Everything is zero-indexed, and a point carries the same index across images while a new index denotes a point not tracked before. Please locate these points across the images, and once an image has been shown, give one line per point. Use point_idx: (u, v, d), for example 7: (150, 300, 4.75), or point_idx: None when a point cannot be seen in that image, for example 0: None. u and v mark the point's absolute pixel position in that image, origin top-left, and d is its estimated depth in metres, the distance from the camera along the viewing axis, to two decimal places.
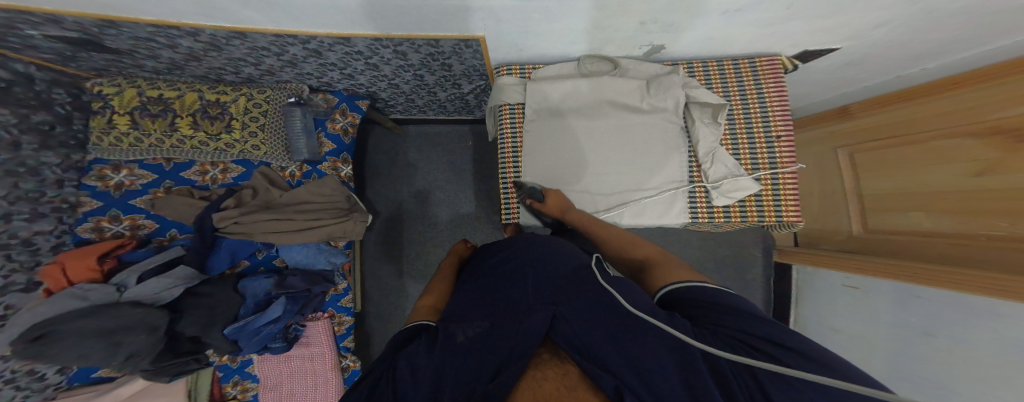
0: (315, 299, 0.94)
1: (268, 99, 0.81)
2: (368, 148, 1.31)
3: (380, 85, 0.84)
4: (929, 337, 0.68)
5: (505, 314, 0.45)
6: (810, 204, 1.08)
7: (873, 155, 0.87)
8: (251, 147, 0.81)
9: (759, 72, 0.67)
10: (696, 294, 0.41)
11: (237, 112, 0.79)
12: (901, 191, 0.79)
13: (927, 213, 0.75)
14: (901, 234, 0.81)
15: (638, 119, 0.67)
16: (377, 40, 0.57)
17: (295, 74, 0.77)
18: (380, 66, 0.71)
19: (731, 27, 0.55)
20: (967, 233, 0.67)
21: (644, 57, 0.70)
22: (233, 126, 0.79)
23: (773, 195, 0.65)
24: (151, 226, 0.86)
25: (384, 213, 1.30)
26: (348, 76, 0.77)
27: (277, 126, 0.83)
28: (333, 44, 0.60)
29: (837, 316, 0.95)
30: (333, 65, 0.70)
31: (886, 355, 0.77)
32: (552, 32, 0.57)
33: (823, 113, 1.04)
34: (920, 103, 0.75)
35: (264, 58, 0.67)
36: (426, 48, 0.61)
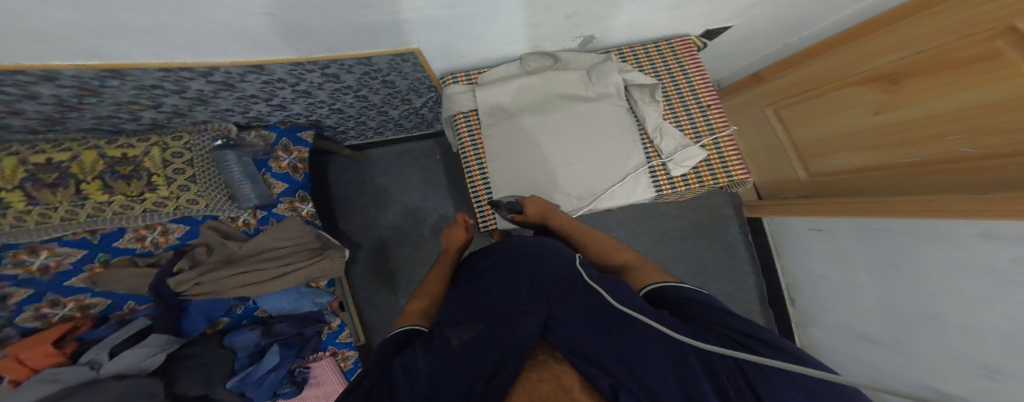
0: (311, 339, 0.88)
1: (189, 144, 0.72)
2: (332, 180, 1.26)
3: (319, 112, 0.79)
4: (898, 269, 0.74)
5: (497, 314, 0.44)
6: (758, 158, 1.11)
7: (800, 108, 0.90)
8: (188, 201, 0.71)
9: (676, 53, 0.71)
10: (681, 294, 0.44)
11: (156, 166, 0.69)
12: (835, 136, 0.83)
13: (858, 154, 0.79)
14: (841, 174, 0.85)
15: (589, 108, 0.68)
16: (292, 67, 0.55)
17: (214, 113, 0.70)
18: (312, 91, 0.66)
19: (648, 12, 0.58)
20: (901, 160, 0.70)
21: (580, 48, 0.71)
22: (156, 183, 0.69)
23: (720, 159, 0.68)
24: (103, 303, 0.72)
25: (362, 244, 1.25)
26: (277, 108, 0.72)
27: (210, 173, 0.74)
28: (247, 74, 0.54)
29: (816, 262, 0.99)
30: (257, 99, 0.65)
31: (875, 295, 0.81)
32: (486, 36, 0.57)
33: (743, 79, 1.08)
34: (832, 56, 0.79)
35: (162, 98, 0.58)
36: (358, 67, 0.59)
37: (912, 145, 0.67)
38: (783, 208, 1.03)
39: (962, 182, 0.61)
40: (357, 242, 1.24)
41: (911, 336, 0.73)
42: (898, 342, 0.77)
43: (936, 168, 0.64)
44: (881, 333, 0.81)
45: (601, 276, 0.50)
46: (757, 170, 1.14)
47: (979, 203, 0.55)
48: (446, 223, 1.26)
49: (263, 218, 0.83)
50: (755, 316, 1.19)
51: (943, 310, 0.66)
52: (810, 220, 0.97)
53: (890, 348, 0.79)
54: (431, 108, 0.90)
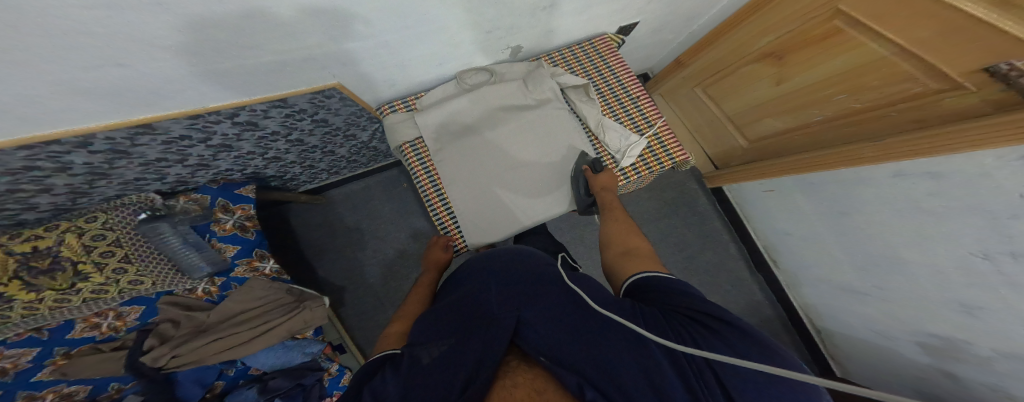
0: (314, 388, 0.81)
1: (108, 223, 0.66)
2: (299, 228, 1.21)
3: (251, 163, 0.77)
4: (846, 216, 0.78)
5: (468, 326, 0.43)
6: (703, 133, 1.15)
7: (721, 85, 0.95)
8: (129, 282, 0.66)
9: (600, 52, 0.74)
10: (654, 284, 0.45)
11: (81, 254, 0.63)
12: (757, 107, 0.87)
13: (780, 118, 0.83)
14: (771, 138, 0.89)
15: (530, 115, 0.69)
16: (190, 123, 0.52)
17: (122, 185, 0.65)
18: (232, 144, 0.64)
19: (558, 18, 0.60)
20: (812, 119, 0.75)
21: (512, 58, 0.73)
22: (86, 271, 0.63)
23: (661, 145, 0.70)
24: (85, 389, 0.64)
25: (341, 287, 1.19)
26: (200, 167, 0.68)
27: (145, 248, 0.68)
28: (135, 138, 0.50)
29: (779, 223, 1.03)
30: (168, 161, 0.61)
31: (840, 245, 0.83)
32: (407, 62, 0.58)
33: (668, 67, 1.13)
34: (730, 37, 0.83)
35: (51, 179, 0.52)
36: (275, 110, 0.58)
37: (815, 106, 0.72)
38: (732, 177, 1.08)
39: (871, 131, 0.65)
40: (336, 288, 1.19)
41: (883, 276, 0.76)
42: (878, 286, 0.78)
43: (843, 122, 0.68)
44: (859, 280, 0.83)
45: (579, 276, 0.52)
46: (705, 144, 1.18)
47: (888, 147, 0.59)
48: (423, 250, 1.23)
49: (224, 283, 0.76)
50: (746, 284, 1.20)
51: (896, 246, 0.70)
52: (762, 183, 1.00)
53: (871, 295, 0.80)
54: (379, 139, 0.89)
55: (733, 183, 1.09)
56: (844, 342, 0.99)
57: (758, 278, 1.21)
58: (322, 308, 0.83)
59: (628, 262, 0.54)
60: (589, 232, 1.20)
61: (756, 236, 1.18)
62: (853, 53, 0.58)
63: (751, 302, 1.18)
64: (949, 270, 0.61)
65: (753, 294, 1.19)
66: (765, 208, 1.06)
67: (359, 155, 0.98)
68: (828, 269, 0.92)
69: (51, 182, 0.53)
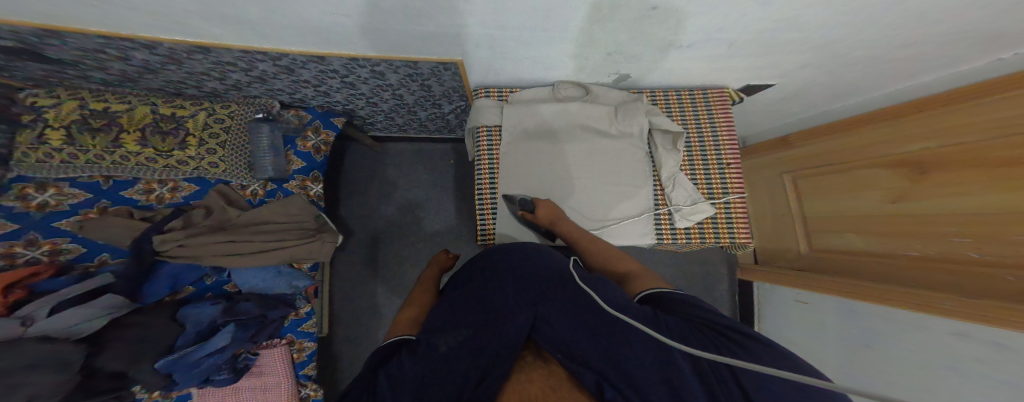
0: (270, 325, 0.83)
1: (230, 113, 0.75)
2: (347, 164, 1.28)
3: (358, 102, 0.81)
4: (866, 349, 0.76)
5: (484, 320, 0.45)
6: (765, 222, 1.14)
7: (818, 180, 0.93)
8: (207, 164, 0.73)
9: (709, 103, 0.74)
10: (665, 297, 0.46)
11: (196, 128, 0.72)
12: (842, 214, 0.86)
13: (861, 235, 0.82)
14: (845, 255, 0.86)
15: (609, 143, 0.71)
16: (351, 60, 0.56)
17: (264, 91, 0.71)
18: (357, 84, 0.68)
19: (685, 61, 0.61)
20: (903, 253, 0.72)
21: (613, 84, 0.74)
22: (189, 143, 0.71)
23: (726, 219, 0.70)
24: (78, 251, 0.69)
25: (361, 231, 1.26)
26: (321, 94, 0.73)
27: (239, 142, 0.76)
28: (307, 63, 0.57)
29: (789, 331, 1.01)
30: (308, 83, 0.67)
31: (839, 372, 0.82)
32: (525, 59, 0.61)
33: (771, 141, 1.12)
34: (860, 134, 0.82)
35: (231, 73, 0.61)
36: (405, 69, 0.62)
37: (920, 239, 0.68)
38: (774, 276, 1.06)
39: (947, 281, 0.63)
40: (355, 230, 1.25)
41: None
42: None
43: (938, 266, 0.65)
44: None
45: (590, 276, 0.52)
46: (761, 236, 1.17)
47: (957, 308, 0.57)
48: (446, 226, 1.27)
49: (271, 191, 0.82)
50: None
51: (899, 395, 0.68)
52: (799, 291, 0.98)
53: None
54: (457, 116, 0.94)
55: (772, 281, 1.07)
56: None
57: None
58: (331, 246, 0.84)
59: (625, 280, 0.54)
60: None
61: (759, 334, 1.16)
62: (992, 192, 0.56)
63: None
64: None
65: None
66: (787, 313, 1.03)
67: (432, 122, 1.03)
68: None
69: (222, 69, 0.60)
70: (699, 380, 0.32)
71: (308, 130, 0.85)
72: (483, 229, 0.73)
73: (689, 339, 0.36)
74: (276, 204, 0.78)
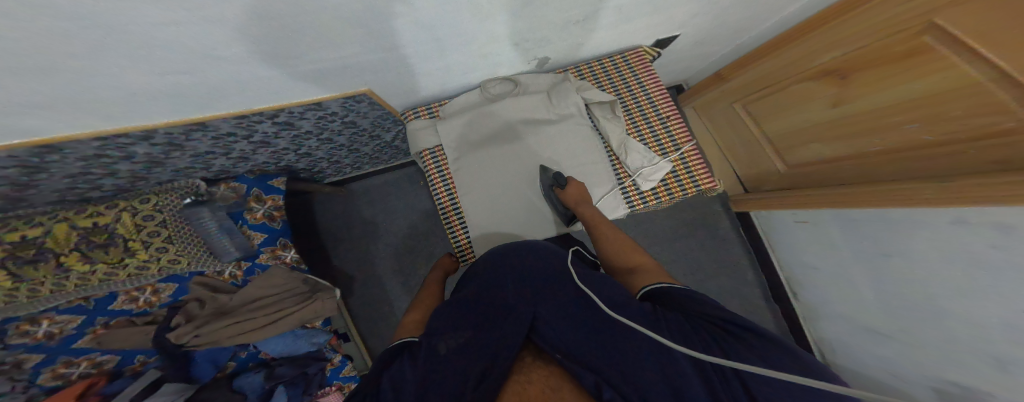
0: (314, 376, 0.88)
1: (156, 205, 0.71)
2: (318, 217, 1.24)
3: (285, 157, 0.80)
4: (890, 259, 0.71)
5: (487, 320, 0.43)
6: (738, 154, 1.11)
7: (763, 104, 0.91)
8: (169, 261, 0.71)
9: (632, 65, 0.72)
10: (670, 292, 0.43)
11: (132, 231, 0.69)
12: (796, 129, 0.84)
13: (821, 144, 0.80)
14: (821, 164, 0.82)
15: (552, 129, 0.69)
16: (237, 121, 0.56)
17: (173, 172, 0.69)
18: (269, 141, 0.67)
19: (583, 34, 0.60)
20: (868, 151, 0.70)
21: (537, 70, 0.72)
22: (135, 248, 0.69)
23: (686, 170, 0.68)
24: (113, 359, 0.72)
25: (351, 280, 1.22)
26: (240, 159, 0.72)
27: (188, 234, 0.73)
28: (191, 133, 0.55)
29: (806, 255, 0.97)
30: (218, 153, 0.65)
31: (878, 287, 0.76)
32: (432, 71, 0.59)
33: (706, 80, 1.10)
34: (776, 56, 0.81)
35: (117, 163, 0.57)
36: (311, 113, 0.61)
37: (879, 133, 0.66)
38: (762, 202, 1.03)
39: (929, 164, 0.59)
40: (347, 280, 1.21)
41: (916, 331, 0.70)
42: (913, 339, 0.71)
43: (899, 156, 0.63)
44: (891, 331, 0.76)
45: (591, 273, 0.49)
46: (738, 165, 1.14)
47: (948, 191, 0.54)
48: (434, 250, 1.24)
49: (248, 268, 0.82)
50: (761, 314, 1.14)
51: (940, 293, 0.63)
52: (795, 212, 0.95)
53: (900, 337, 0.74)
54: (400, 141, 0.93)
55: (761, 207, 1.04)
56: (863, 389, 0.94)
57: (774, 308, 1.15)
58: (333, 301, 0.86)
59: (633, 276, 0.51)
60: None
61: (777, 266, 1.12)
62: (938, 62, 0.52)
63: None
64: (998, 336, 0.54)
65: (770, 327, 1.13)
66: (795, 241, 1.00)
67: (381, 153, 1.01)
68: (856, 313, 0.85)
69: (111, 163, 0.57)
70: (699, 378, 0.31)
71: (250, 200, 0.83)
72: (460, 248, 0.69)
73: (690, 337, 0.35)
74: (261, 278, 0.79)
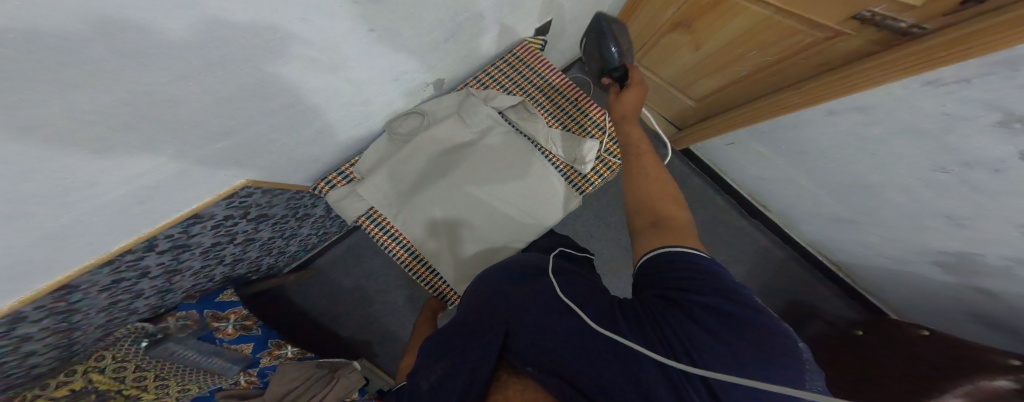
0: None
1: (120, 355, 0.66)
2: (298, 304, 1.19)
3: (213, 272, 0.77)
4: (837, 141, 0.74)
5: (462, 341, 0.40)
6: (654, 100, 1.15)
7: (653, 55, 1.00)
8: (179, 390, 0.67)
9: (524, 61, 0.74)
10: (679, 268, 0.38)
11: (119, 382, 0.63)
12: (687, 68, 0.94)
13: (711, 74, 0.90)
14: (714, 95, 0.94)
15: (472, 148, 0.69)
16: (109, 270, 0.48)
17: (102, 329, 0.62)
18: (180, 264, 0.63)
19: (453, 52, 0.61)
20: (742, 72, 0.81)
21: (438, 92, 0.72)
22: (133, 394, 0.63)
23: (613, 142, 0.72)
24: None
25: (358, 347, 1.20)
26: (162, 293, 0.68)
27: (178, 366, 0.70)
28: (68, 298, 0.46)
29: (751, 170, 1.04)
30: (126, 298, 0.59)
31: (837, 170, 0.80)
32: (325, 133, 0.57)
33: (599, 49, 1.14)
34: (643, 12, 0.91)
35: (27, 345, 0.49)
36: (200, 227, 0.56)
37: (738, 62, 0.80)
38: (695, 136, 1.05)
39: (778, 76, 0.75)
40: (355, 349, 1.19)
41: (893, 186, 0.72)
42: (900, 199, 0.74)
43: (776, 68, 0.74)
44: (872, 199, 0.79)
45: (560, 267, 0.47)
46: (660, 109, 1.17)
47: (928, 52, 0.48)
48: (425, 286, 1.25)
49: (261, 371, 0.81)
50: (747, 232, 1.21)
51: (898, 156, 0.66)
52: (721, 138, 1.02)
53: (883, 203, 0.78)
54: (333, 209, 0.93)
55: (694, 140, 1.07)
56: (853, 252, 1.01)
57: (755, 222, 1.21)
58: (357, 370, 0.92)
59: (650, 235, 0.46)
60: (585, 224, 1.21)
61: (736, 184, 1.17)
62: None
63: (760, 250, 1.20)
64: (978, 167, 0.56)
65: (760, 240, 1.20)
66: (739, 158, 1.04)
67: (322, 227, 1.01)
68: (831, 196, 0.89)
69: (28, 350, 0.51)
70: (659, 371, 0.30)
71: (212, 320, 0.82)
72: (440, 294, 0.70)
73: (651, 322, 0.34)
74: (279, 375, 0.80)
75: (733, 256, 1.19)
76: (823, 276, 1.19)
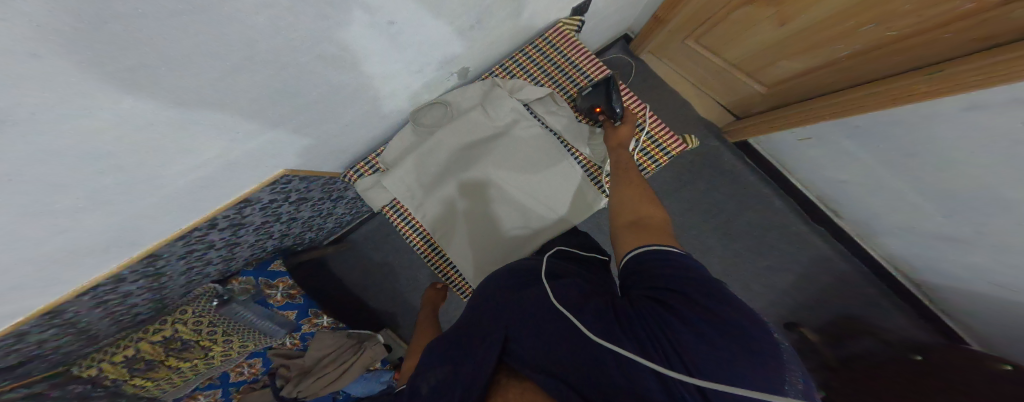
0: None
1: (196, 311, 0.73)
2: (334, 275, 1.27)
3: (266, 245, 0.83)
4: (954, 143, 0.59)
5: (461, 344, 0.35)
6: (712, 86, 1.00)
7: (715, 35, 0.84)
8: (239, 346, 0.81)
9: (555, 45, 0.66)
10: (661, 269, 0.35)
11: (196, 334, 0.74)
12: (760, 50, 0.78)
13: (792, 58, 0.74)
14: (799, 78, 0.77)
15: (502, 141, 0.64)
16: (182, 242, 0.54)
17: (185, 285, 0.70)
18: (238, 238, 0.67)
19: (485, 37, 0.55)
20: (839, 56, 0.66)
21: (462, 81, 0.66)
22: (207, 345, 0.76)
23: (651, 141, 0.64)
24: None
25: (385, 319, 1.27)
26: (227, 259, 0.73)
27: (239, 326, 0.78)
28: (153, 263, 0.53)
29: (828, 170, 0.88)
30: (199, 265, 0.66)
31: (944, 177, 0.65)
32: (356, 125, 0.56)
33: (648, 25, 0.98)
34: None
35: (127, 299, 0.57)
36: (250, 208, 0.59)
37: (842, 40, 0.63)
38: (760, 127, 0.91)
39: (898, 55, 0.58)
40: (383, 320, 1.26)
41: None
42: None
43: (887, 51, 0.58)
44: (990, 215, 0.64)
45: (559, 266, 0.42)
46: (717, 96, 1.02)
47: None
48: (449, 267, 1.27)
49: (301, 336, 0.94)
50: (807, 240, 1.05)
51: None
52: (794, 131, 0.86)
53: (1004, 224, 0.63)
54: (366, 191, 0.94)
55: (757, 135, 0.93)
56: (952, 276, 0.84)
57: (819, 230, 1.05)
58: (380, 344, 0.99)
59: (634, 232, 0.44)
60: None
61: (803, 186, 1.01)
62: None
63: (821, 262, 1.05)
64: None
65: (821, 250, 1.05)
66: (813, 156, 0.88)
67: (349, 211, 1.04)
68: (930, 208, 0.73)
69: (131, 301, 0.60)
70: (654, 378, 0.26)
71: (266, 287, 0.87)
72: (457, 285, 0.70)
73: (635, 321, 0.29)
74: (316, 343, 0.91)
75: (785, 266, 1.06)
76: (898, 300, 1.02)
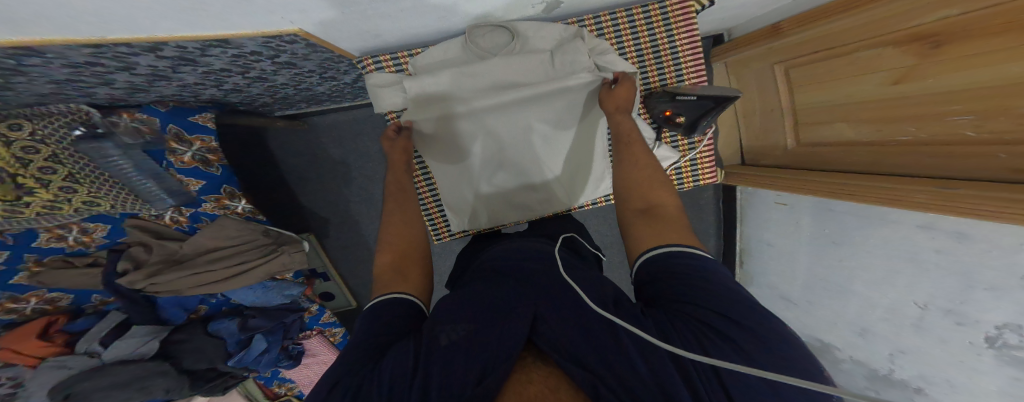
0: (295, 323, 1.00)
1: (39, 132, 0.50)
2: (274, 151, 1.08)
3: (207, 90, 0.64)
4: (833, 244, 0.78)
5: (491, 314, 0.33)
6: (752, 119, 0.98)
7: (807, 70, 0.75)
8: (82, 203, 0.58)
9: (670, 17, 0.63)
10: (681, 270, 0.35)
11: (16, 166, 0.50)
12: (828, 103, 0.72)
13: (846, 123, 0.68)
14: (827, 148, 0.75)
15: (546, 104, 0.63)
16: (92, 50, 0.37)
17: (37, 95, 0.48)
18: (178, 69, 0.49)
19: None
20: (896, 138, 0.58)
21: (544, 14, 0.58)
22: (25, 185, 0.51)
23: (692, 167, 0.77)
24: (67, 297, 0.71)
25: (320, 221, 1.15)
26: (134, 91, 0.55)
27: (100, 177, 0.58)
28: (20, 58, 0.35)
29: (768, 232, 1.06)
30: (90, 81, 0.47)
31: (807, 261, 0.88)
32: (405, 12, 0.44)
33: (760, 30, 0.88)
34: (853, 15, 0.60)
35: None
36: (227, 50, 0.46)
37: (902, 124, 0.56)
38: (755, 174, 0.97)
39: (905, 169, 0.57)
40: (317, 222, 1.15)
41: (825, 299, 0.83)
42: (817, 309, 0.86)
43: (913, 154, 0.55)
44: (804, 296, 0.90)
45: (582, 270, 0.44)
46: (746, 136, 1.04)
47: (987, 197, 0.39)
48: None
49: (194, 215, 0.73)
50: None
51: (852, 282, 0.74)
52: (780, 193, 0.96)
53: (805, 306, 0.90)
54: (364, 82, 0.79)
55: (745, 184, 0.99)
56: None
57: None
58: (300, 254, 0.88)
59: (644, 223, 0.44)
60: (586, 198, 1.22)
61: (738, 237, 1.21)
62: (945, 60, 0.46)
63: None
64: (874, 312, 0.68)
65: None
66: (769, 218, 1.04)
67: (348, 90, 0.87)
68: (785, 281, 0.98)
69: None
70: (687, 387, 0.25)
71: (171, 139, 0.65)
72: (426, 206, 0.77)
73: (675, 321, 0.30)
74: (212, 231, 0.74)
75: None
76: None
